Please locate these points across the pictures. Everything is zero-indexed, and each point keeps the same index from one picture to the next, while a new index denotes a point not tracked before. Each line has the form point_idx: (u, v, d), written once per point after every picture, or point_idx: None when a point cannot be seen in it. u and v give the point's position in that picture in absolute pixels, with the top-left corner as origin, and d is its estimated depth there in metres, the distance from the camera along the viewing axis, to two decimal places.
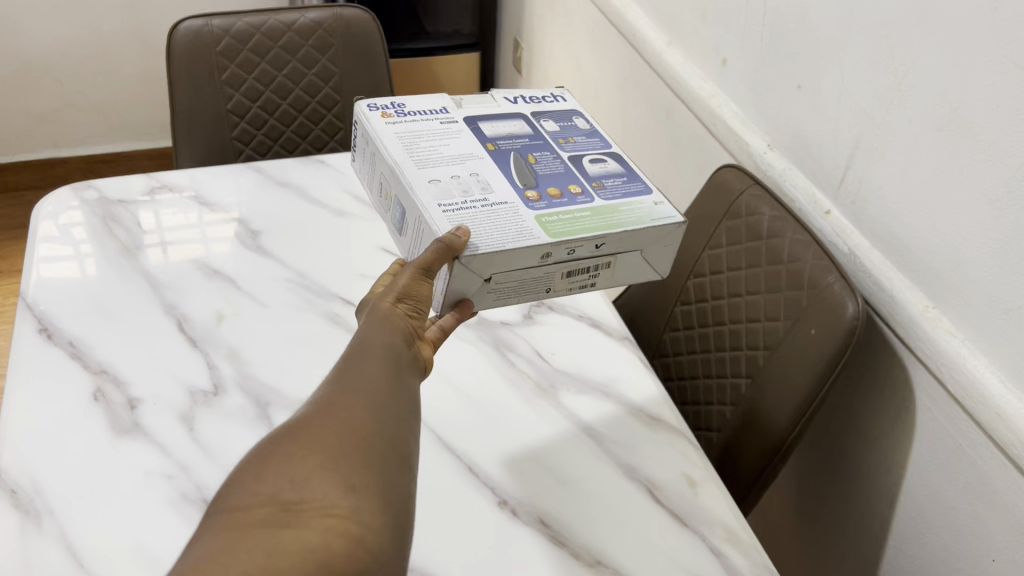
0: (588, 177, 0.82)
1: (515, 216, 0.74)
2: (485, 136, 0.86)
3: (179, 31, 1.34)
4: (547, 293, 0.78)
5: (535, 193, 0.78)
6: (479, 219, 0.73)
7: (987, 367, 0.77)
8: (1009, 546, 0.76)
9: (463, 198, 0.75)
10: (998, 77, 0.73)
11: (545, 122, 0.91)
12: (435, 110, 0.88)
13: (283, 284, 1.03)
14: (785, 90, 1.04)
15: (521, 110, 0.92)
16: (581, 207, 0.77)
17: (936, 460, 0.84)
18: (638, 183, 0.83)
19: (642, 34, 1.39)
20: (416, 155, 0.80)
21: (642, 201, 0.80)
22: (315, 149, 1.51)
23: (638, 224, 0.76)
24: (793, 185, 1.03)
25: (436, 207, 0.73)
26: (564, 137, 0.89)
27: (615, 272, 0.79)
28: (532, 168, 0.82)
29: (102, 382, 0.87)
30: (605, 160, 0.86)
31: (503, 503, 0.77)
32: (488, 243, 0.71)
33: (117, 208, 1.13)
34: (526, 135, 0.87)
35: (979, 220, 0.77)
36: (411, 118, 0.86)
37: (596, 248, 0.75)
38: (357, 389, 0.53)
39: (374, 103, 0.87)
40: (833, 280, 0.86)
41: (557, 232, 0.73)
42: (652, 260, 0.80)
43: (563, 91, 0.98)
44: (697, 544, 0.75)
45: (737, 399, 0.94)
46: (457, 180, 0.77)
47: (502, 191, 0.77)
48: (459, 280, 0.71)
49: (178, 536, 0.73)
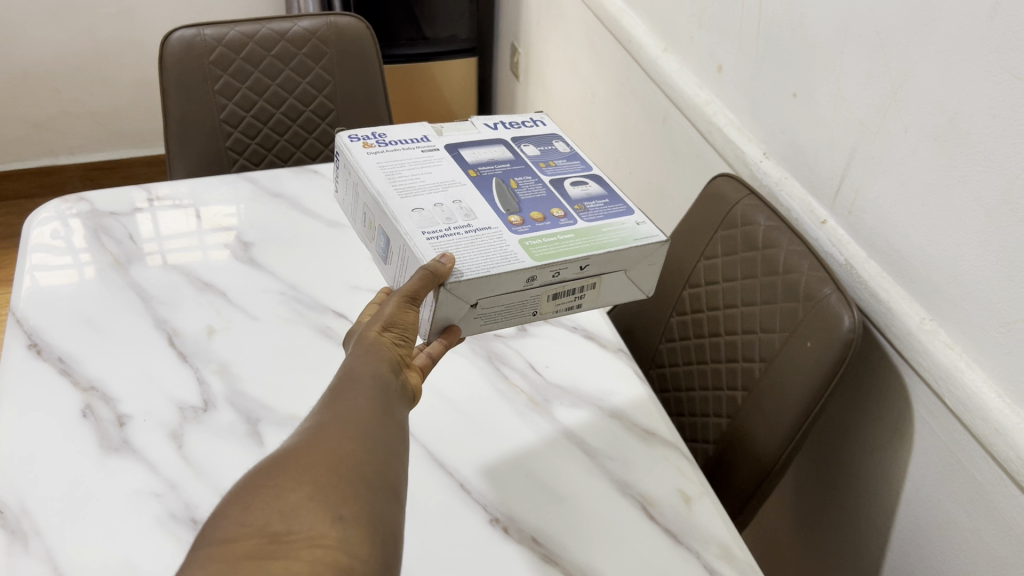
0: (571, 200, 0.82)
1: (500, 239, 0.74)
2: (466, 163, 0.85)
3: (172, 41, 1.33)
4: (534, 316, 0.77)
5: (518, 216, 0.77)
6: (463, 245, 0.72)
7: (985, 381, 0.75)
8: (1010, 564, 0.75)
9: (447, 225, 0.74)
10: (995, 87, 0.72)
11: (526, 147, 0.90)
12: (416, 138, 0.88)
13: (275, 297, 1.02)
14: (781, 98, 1.04)
15: (500, 135, 0.91)
16: (565, 230, 0.77)
17: (935, 473, 0.83)
18: (620, 204, 0.82)
19: (638, 40, 1.38)
20: (398, 183, 0.79)
21: (625, 221, 0.79)
22: (310, 158, 1.51)
23: (622, 244, 0.76)
24: (789, 196, 1.02)
25: (419, 235, 0.72)
26: (544, 161, 0.88)
27: (600, 292, 0.79)
28: (514, 192, 0.81)
29: (91, 399, 0.86)
30: (586, 182, 0.85)
31: (494, 521, 0.75)
32: (473, 268, 0.70)
33: (109, 220, 1.12)
34: (506, 160, 0.86)
35: (976, 232, 0.75)
36: (393, 148, 0.85)
37: (581, 269, 0.75)
38: (342, 416, 0.53)
39: (355, 134, 0.86)
40: (829, 292, 0.85)
41: (541, 255, 0.72)
42: (637, 278, 0.80)
43: (541, 116, 0.97)
44: (692, 562, 0.74)
45: (732, 412, 0.93)
46: (440, 207, 0.76)
47: (484, 217, 0.76)
48: (446, 306, 0.70)
49: (166, 556, 0.72)
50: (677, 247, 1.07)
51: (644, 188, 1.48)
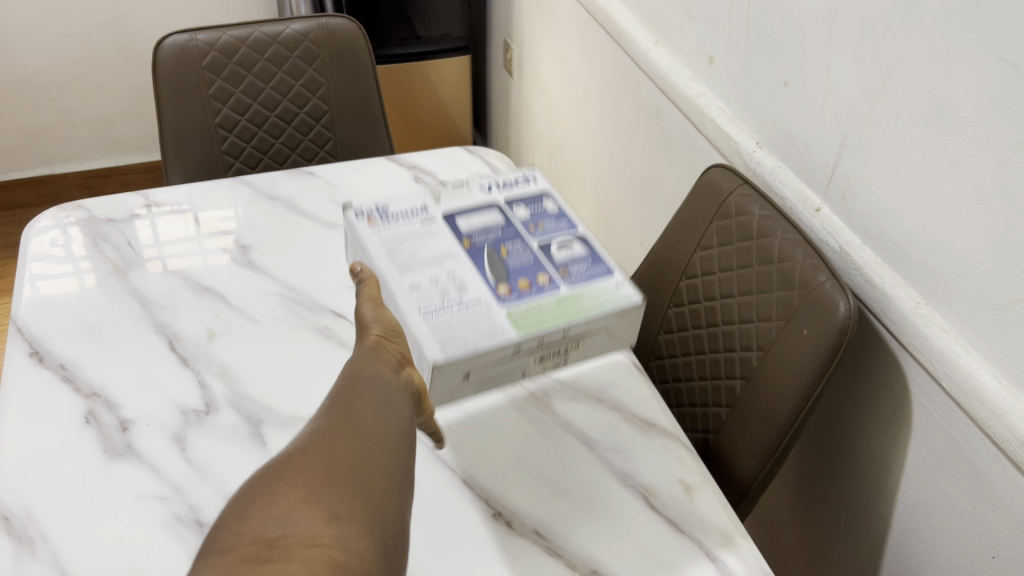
0: (553, 262, 0.81)
1: (488, 313, 0.74)
2: (460, 231, 0.84)
3: (165, 46, 1.34)
4: (522, 376, 0.78)
5: (506, 285, 0.77)
6: (454, 324, 0.73)
7: (981, 363, 0.76)
8: (1010, 544, 0.76)
9: (443, 300, 0.75)
10: (982, 71, 0.72)
11: (518, 209, 0.88)
12: (415, 209, 0.86)
13: (273, 300, 1.02)
14: (772, 88, 1.04)
15: (493, 199, 0.89)
16: (548, 297, 0.77)
17: (934, 456, 0.83)
18: (602, 264, 0.82)
19: (629, 34, 1.38)
20: (398, 258, 0.79)
21: (605, 284, 0.80)
22: (305, 160, 1.50)
23: (601, 310, 0.77)
24: (782, 183, 1.02)
25: (417, 316, 0.73)
26: (535, 223, 0.86)
27: (583, 351, 0.80)
28: (503, 260, 0.80)
29: (94, 404, 0.86)
30: (573, 244, 0.84)
31: (497, 515, 0.76)
32: (460, 343, 0.71)
33: (106, 228, 1.12)
34: (499, 228, 0.85)
35: (968, 216, 0.76)
36: (393, 221, 0.84)
37: (562, 334, 0.75)
38: (344, 424, 0.54)
39: (359, 210, 0.86)
40: (824, 279, 0.85)
41: (525, 325, 0.73)
42: (620, 334, 0.81)
43: (534, 172, 0.94)
44: (693, 550, 0.75)
45: (732, 401, 0.94)
46: (436, 283, 0.77)
47: (474, 289, 0.77)
48: (439, 382, 0.71)
49: (173, 559, 0.72)
50: (671, 239, 1.08)
51: (639, 180, 1.48)
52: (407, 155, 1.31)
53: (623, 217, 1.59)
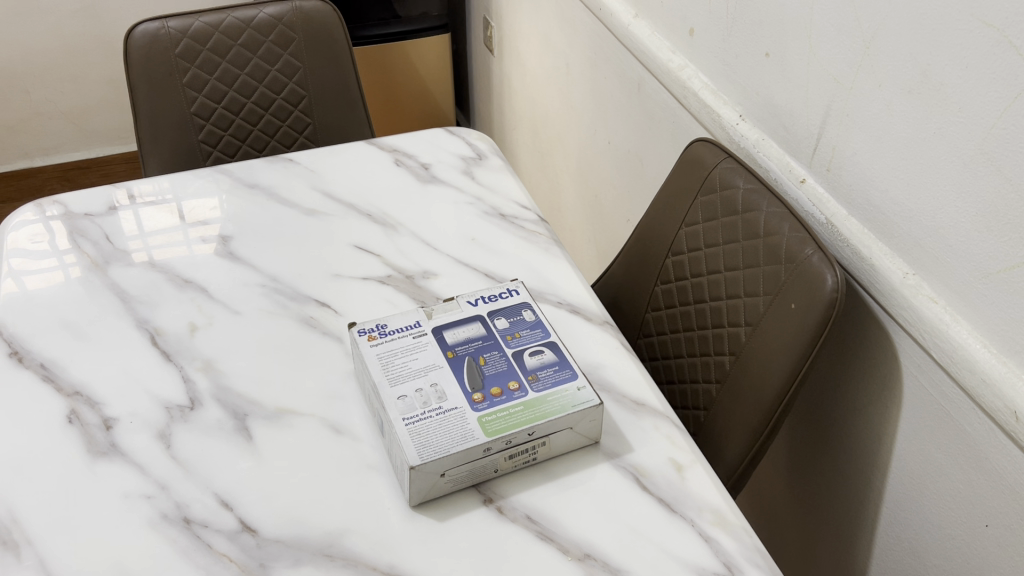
0: (526, 368, 0.81)
1: (461, 418, 0.75)
2: (445, 343, 0.83)
3: (136, 34, 1.32)
4: (495, 473, 0.77)
5: (479, 392, 0.78)
6: (431, 430, 0.74)
7: (971, 333, 0.76)
8: (1002, 513, 0.76)
9: (423, 407, 0.76)
10: (966, 36, 0.71)
11: (499, 319, 0.87)
12: (410, 325, 0.86)
13: (256, 290, 1.00)
14: (753, 59, 1.02)
15: (479, 311, 0.88)
16: (515, 404, 0.77)
17: (925, 427, 0.83)
18: (569, 368, 0.81)
19: (609, 7, 1.36)
20: (390, 371, 0.80)
21: (568, 388, 0.79)
22: (285, 147, 1.46)
23: (562, 412, 0.76)
24: (766, 156, 1.01)
25: (401, 425, 0.74)
26: (513, 332, 0.85)
27: (552, 450, 0.79)
28: (480, 368, 0.80)
29: (76, 404, 0.84)
30: (543, 351, 0.83)
31: (488, 502, 0.76)
32: (433, 451, 0.72)
33: (84, 222, 1.10)
34: (480, 338, 0.84)
35: (955, 184, 0.75)
36: (393, 337, 0.84)
37: (528, 437, 0.76)
38: None
39: (362, 327, 0.85)
40: (810, 253, 0.84)
41: (494, 432, 0.74)
42: (590, 433, 0.80)
43: (518, 282, 0.93)
44: (685, 530, 0.74)
45: (721, 377, 0.93)
46: (420, 392, 0.78)
47: (452, 397, 0.77)
48: (416, 484, 0.73)
49: (160, 560, 0.71)
50: (656, 216, 1.06)
51: (624, 158, 1.46)
52: (388, 138, 1.28)
53: (610, 195, 1.56)
